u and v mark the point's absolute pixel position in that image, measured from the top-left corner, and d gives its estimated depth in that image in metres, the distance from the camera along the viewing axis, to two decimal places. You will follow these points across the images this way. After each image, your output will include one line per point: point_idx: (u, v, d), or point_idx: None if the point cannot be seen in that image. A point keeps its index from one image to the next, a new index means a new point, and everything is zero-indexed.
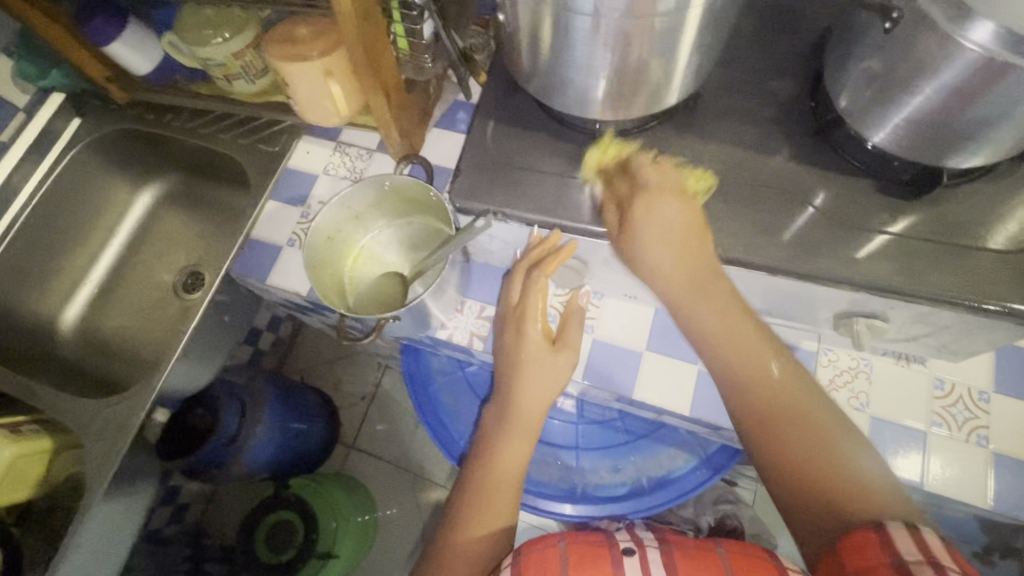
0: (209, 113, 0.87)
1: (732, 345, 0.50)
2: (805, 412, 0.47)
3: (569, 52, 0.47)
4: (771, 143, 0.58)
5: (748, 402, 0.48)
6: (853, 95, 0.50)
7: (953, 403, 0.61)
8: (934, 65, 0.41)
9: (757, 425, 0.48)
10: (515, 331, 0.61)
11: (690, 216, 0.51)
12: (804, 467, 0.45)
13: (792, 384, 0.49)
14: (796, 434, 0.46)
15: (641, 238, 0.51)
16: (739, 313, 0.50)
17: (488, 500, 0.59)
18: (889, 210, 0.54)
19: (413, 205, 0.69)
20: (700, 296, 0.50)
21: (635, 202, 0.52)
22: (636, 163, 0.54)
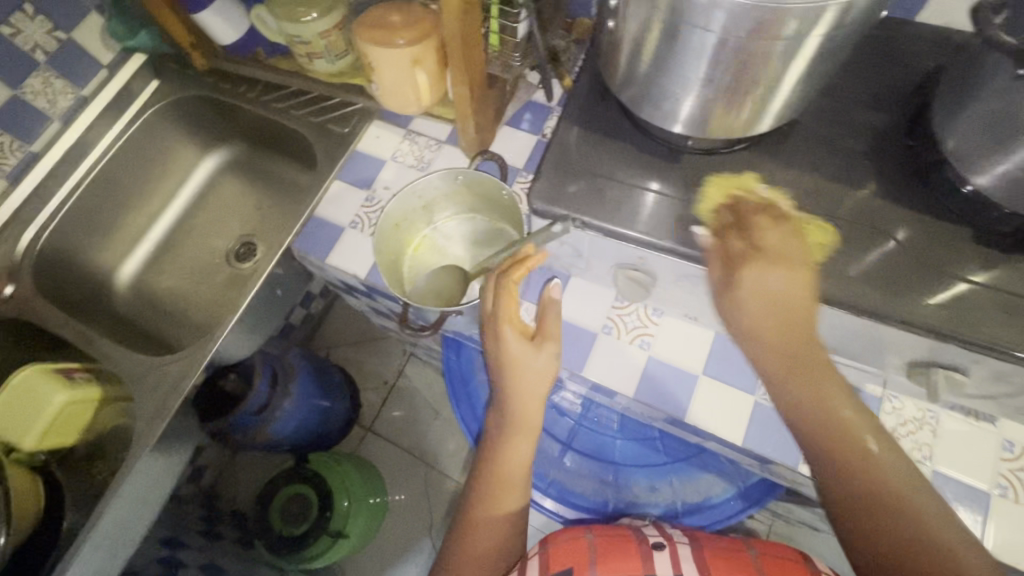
0: (283, 88, 0.88)
1: (827, 423, 0.46)
2: (907, 480, 0.44)
3: (676, 65, 0.46)
4: (859, 176, 0.57)
5: (840, 473, 0.46)
6: (963, 136, 0.48)
7: (1022, 467, 0.58)
8: None
9: (838, 499, 0.46)
10: (494, 335, 0.56)
11: (808, 289, 0.47)
12: (883, 534, 0.43)
13: (886, 459, 0.45)
14: (874, 506, 0.44)
15: (742, 301, 0.48)
16: (835, 383, 0.47)
17: (496, 500, 0.58)
18: (979, 260, 0.52)
19: (483, 201, 0.70)
20: (797, 370, 0.47)
21: (744, 266, 0.48)
22: (753, 219, 0.50)
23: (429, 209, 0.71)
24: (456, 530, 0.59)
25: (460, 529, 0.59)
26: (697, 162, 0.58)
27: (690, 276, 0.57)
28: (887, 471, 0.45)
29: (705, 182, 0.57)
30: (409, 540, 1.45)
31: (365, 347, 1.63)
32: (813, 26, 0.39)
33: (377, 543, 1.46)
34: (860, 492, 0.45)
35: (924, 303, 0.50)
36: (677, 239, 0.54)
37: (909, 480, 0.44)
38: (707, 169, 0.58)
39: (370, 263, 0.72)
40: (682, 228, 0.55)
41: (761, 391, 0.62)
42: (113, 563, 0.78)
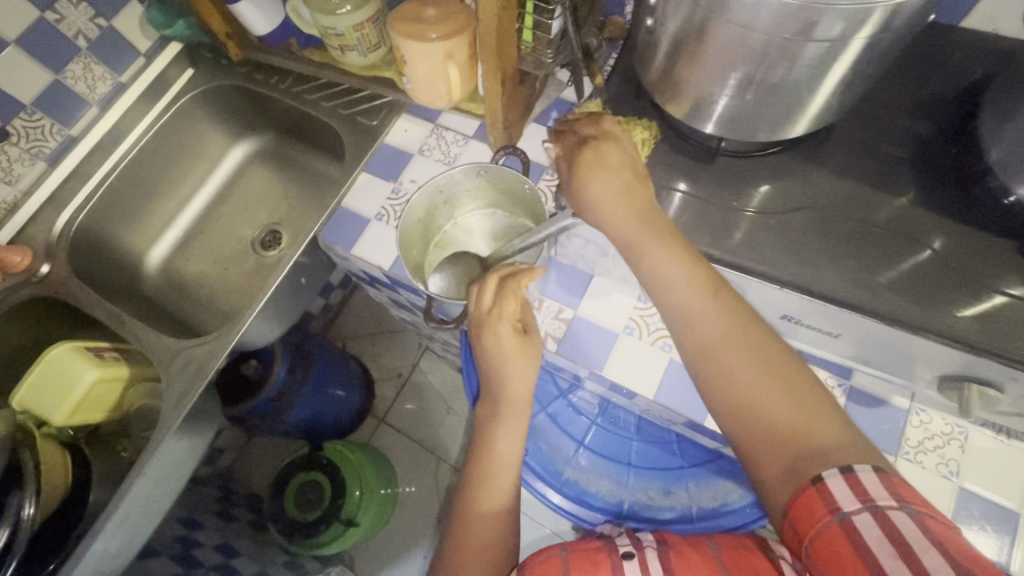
0: (314, 80, 0.90)
1: (679, 294, 0.46)
2: (756, 329, 0.44)
3: (715, 66, 0.46)
4: (897, 184, 0.55)
5: (692, 331, 0.46)
6: (1011, 146, 0.47)
7: None
8: None
9: (703, 366, 0.45)
10: (488, 332, 0.56)
11: (631, 163, 0.50)
12: (746, 390, 0.43)
13: (728, 312, 0.45)
14: (736, 374, 0.43)
15: (590, 179, 0.50)
16: (679, 246, 0.47)
17: (479, 488, 0.55)
18: (1021, 274, 0.50)
19: (505, 196, 0.71)
20: (638, 235, 0.48)
21: (585, 156, 0.50)
22: (584, 123, 0.53)
23: (453, 202, 0.72)
24: (450, 536, 0.55)
25: (455, 532, 0.55)
26: (727, 164, 0.57)
27: None
28: (732, 330, 0.44)
29: (736, 186, 0.57)
30: (419, 531, 1.47)
31: (382, 339, 1.65)
32: (863, 28, 0.39)
33: (387, 533, 1.48)
34: (718, 347, 0.44)
35: (958, 316, 0.49)
36: (704, 242, 0.54)
37: (761, 339, 0.44)
38: (740, 171, 0.57)
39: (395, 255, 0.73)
40: (709, 230, 0.55)
41: None
42: (136, 538, 0.80)
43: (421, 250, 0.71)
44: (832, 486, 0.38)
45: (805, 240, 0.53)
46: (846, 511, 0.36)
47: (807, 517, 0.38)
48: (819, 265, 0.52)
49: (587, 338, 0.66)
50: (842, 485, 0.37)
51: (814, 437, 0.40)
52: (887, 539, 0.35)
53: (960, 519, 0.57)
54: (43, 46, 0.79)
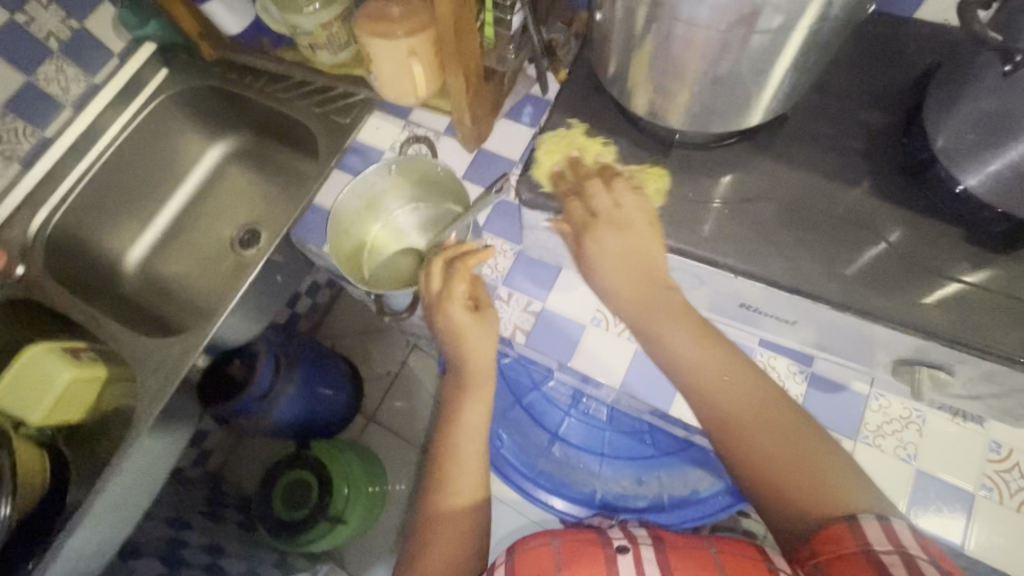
0: (288, 79, 0.90)
1: (701, 369, 0.51)
2: (769, 393, 0.50)
3: (662, 59, 0.47)
4: (852, 174, 0.56)
5: (713, 401, 0.50)
6: (954, 135, 0.48)
7: (1008, 469, 0.57)
8: None
9: (730, 435, 0.49)
10: (440, 314, 0.60)
11: (646, 240, 0.54)
12: (768, 453, 0.47)
13: (744, 381, 0.50)
14: (763, 442, 0.48)
15: (598, 260, 0.55)
16: (693, 318, 0.53)
17: (444, 480, 0.58)
18: (969, 260, 0.51)
19: (425, 189, 0.70)
20: (654, 311, 0.53)
21: (593, 232, 0.54)
22: (589, 187, 0.56)
23: (375, 206, 0.71)
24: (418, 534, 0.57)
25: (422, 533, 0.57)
26: (685, 156, 0.58)
27: (680, 268, 0.57)
28: (747, 397, 0.50)
29: (694, 178, 0.57)
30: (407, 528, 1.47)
31: (369, 337, 1.65)
32: (797, 18, 0.40)
33: (376, 531, 1.48)
34: (738, 415, 0.49)
35: (922, 302, 0.50)
36: (664, 233, 0.55)
37: (775, 403, 0.49)
38: (697, 162, 0.58)
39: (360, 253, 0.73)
40: (670, 221, 0.56)
41: None
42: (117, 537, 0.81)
43: (357, 253, 0.72)
44: (867, 530, 0.42)
45: (760, 229, 0.54)
46: (878, 549, 0.40)
47: (834, 554, 0.42)
48: (770, 255, 0.53)
49: (552, 331, 0.67)
50: (878, 530, 0.41)
51: (843, 491, 0.44)
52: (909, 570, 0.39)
53: (916, 501, 0.58)
54: (16, 48, 0.79)
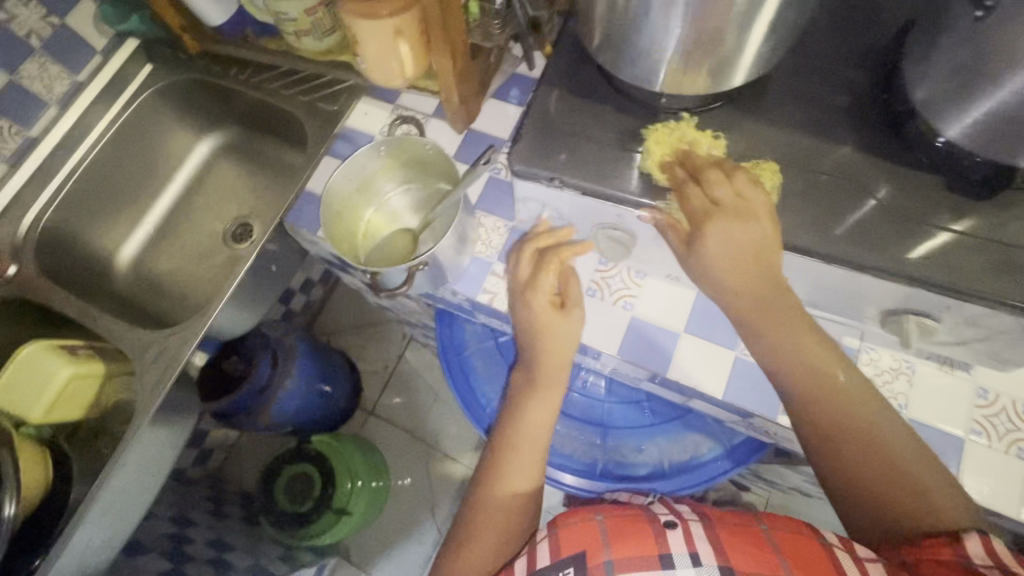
0: (275, 69, 0.90)
1: (806, 377, 0.53)
2: (868, 408, 0.52)
3: (645, 21, 0.48)
4: (837, 134, 0.57)
5: (814, 410, 0.53)
6: (931, 87, 0.49)
7: (995, 413, 0.58)
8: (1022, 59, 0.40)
9: (825, 442, 0.52)
10: (523, 301, 0.64)
11: (767, 240, 0.52)
12: (863, 463, 0.50)
13: (857, 392, 0.53)
14: (864, 452, 0.51)
15: (710, 248, 0.53)
16: (803, 325, 0.54)
17: (503, 457, 0.62)
18: (951, 210, 0.53)
19: (415, 167, 0.70)
20: (766, 314, 0.55)
21: (711, 223, 0.52)
22: (706, 174, 0.54)
23: (368, 188, 0.72)
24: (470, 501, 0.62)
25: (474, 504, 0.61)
26: (672, 122, 0.59)
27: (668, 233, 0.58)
28: (857, 408, 0.52)
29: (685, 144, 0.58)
30: (412, 520, 1.48)
31: (366, 332, 1.65)
32: None
33: (382, 523, 1.49)
34: (837, 424, 0.52)
35: (909, 257, 0.51)
36: (654, 196, 0.56)
37: (876, 420, 0.52)
38: (683, 127, 0.59)
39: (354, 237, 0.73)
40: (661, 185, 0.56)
41: (741, 346, 0.63)
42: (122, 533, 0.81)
43: (352, 238, 0.72)
44: (968, 544, 0.42)
45: (748, 187, 0.55)
46: (979, 564, 0.41)
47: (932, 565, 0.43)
48: (758, 211, 0.54)
49: None
50: (978, 545, 0.42)
51: (948, 509, 0.46)
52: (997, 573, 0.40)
53: None
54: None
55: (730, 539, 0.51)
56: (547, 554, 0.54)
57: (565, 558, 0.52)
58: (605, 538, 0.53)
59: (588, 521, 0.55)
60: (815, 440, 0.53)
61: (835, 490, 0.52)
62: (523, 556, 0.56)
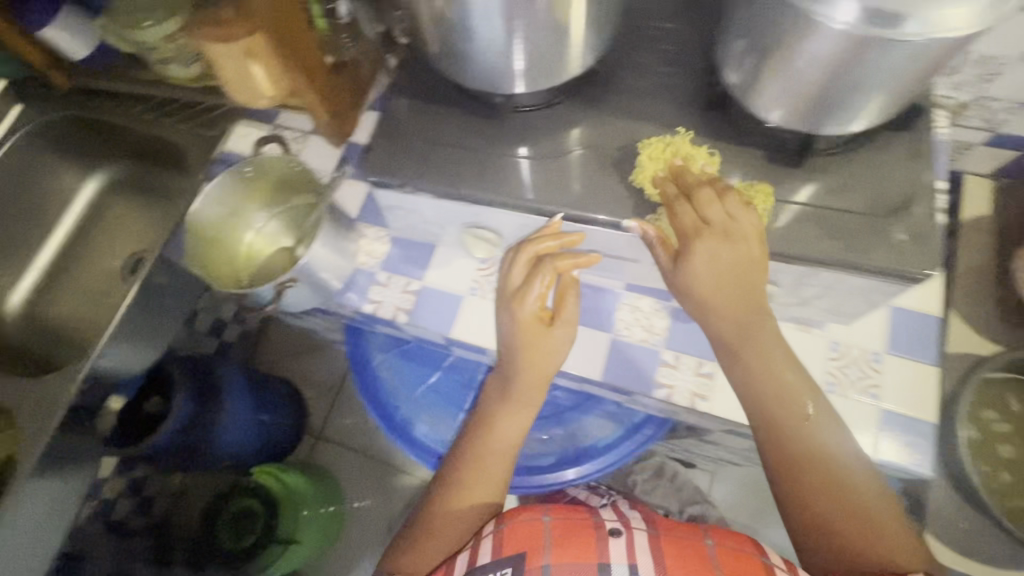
0: (152, 99, 0.88)
1: (781, 406, 0.54)
2: (832, 443, 0.55)
3: (461, 25, 0.49)
4: (674, 117, 0.59)
5: (783, 441, 0.55)
6: (738, 68, 0.53)
7: (846, 364, 0.61)
8: (798, 39, 0.45)
9: (790, 474, 0.55)
10: (510, 311, 0.59)
11: (752, 265, 0.52)
12: (823, 494, 0.53)
13: (822, 423, 0.55)
14: (818, 481, 0.54)
15: (698, 268, 0.52)
16: (779, 356, 0.55)
17: (477, 467, 0.63)
18: (778, 178, 0.55)
19: (286, 186, 0.70)
20: (746, 341, 0.54)
21: (699, 243, 0.51)
22: (698, 192, 0.52)
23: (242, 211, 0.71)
24: (431, 507, 0.63)
25: (433, 510, 0.63)
26: (514, 118, 0.60)
27: (528, 226, 0.60)
28: (819, 436, 0.55)
29: (535, 139, 0.60)
30: (369, 539, 1.46)
31: (304, 355, 1.63)
32: None
33: (339, 547, 1.47)
34: (803, 456, 0.54)
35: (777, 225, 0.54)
36: (506, 193, 0.57)
37: (840, 455, 0.55)
38: (528, 126, 0.60)
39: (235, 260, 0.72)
40: (512, 181, 0.58)
41: (616, 328, 0.65)
42: None
43: (232, 262, 0.71)
44: None
45: (594, 177, 0.57)
46: None
47: None
48: (596, 199, 0.56)
49: (431, 306, 0.69)
50: None
51: (885, 538, 0.52)
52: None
53: None
54: None
55: (672, 551, 0.55)
56: (491, 550, 0.56)
57: (508, 557, 0.55)
58: (549, 541, 0.56)
59: (534, 522, 0.58)
60: (780, 471, 0.55)
61: (790, 515, 0.55)
62: (467, 552, 0.58)
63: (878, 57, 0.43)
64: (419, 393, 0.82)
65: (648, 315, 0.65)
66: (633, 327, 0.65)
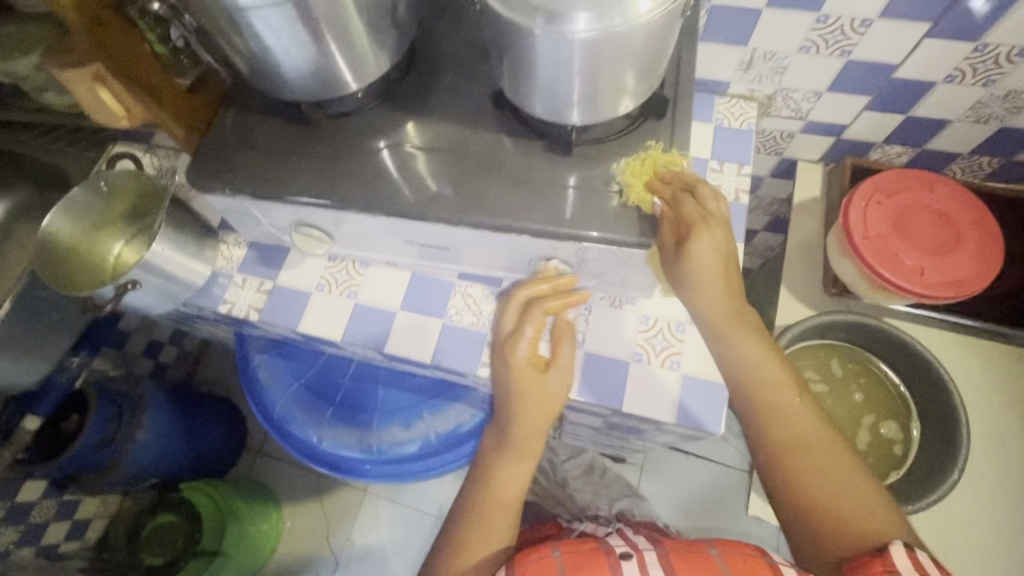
0: (44, 128, 0.94)
1: (766, 392, 0.56)
2: (824, 432, 0.54)
3: (241, 45, 0.54)
4: (479, 114, 0.64)
5: (765, 429, 0.55)
6: (503, 75, 0.56)
7: (653, 334, 0.66)
8: (523, 48, 0.49)
9: (779, 462, 0.54)
10: (502, 357, 0.61)
11: (732, 257, 0.57)
12: (809, 480, 0.52)
13: (808, 412, 0.55)
14: (805, 469, 0.53)
15: (703, 249, 0.54)
16: (762, 346, 0.57)
17: (485, 514, 0.57)
18: (562, 167, 0.60)
19: (140, 200, 0.76)
20: (732, 334, 0.57)
21: (699, 232, 0.54)
22: (697, 191, 0.57)
23: (97, 227, 0.75)
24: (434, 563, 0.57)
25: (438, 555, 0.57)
26: (330, 124, 0.64)
27: (339, 220, 0.64)
28: (807, 427, 0.54)
29: (348, 142, 0.64)
30: (309, 552, 1.47)
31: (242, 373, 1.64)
32: None
33: (279, 561, 1.47)
34: (788, 442, 0.54)
35: (611, 206, 0.57)
36: (311, 192, 0.61)
37: (829, 441, 0.54)
38: (346, 130, 0.64)
39: (89, 271, 0.73)
40: (319, 180, 0.62)
41: (448, 313, 0.70)
42: None
43: (99, 270, 0.74)
44: (894, 557, 0.45)
45: (426, 173, 0.61)
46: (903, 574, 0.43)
47: None
48: (403, 193, 0.60)
49: (283, 303, 0.73)
50: (903, 556, 0.45)
51: (879, 523, 0.49)
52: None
53: (586, 382, 0.65)
54: None
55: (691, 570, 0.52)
56: None
57: None
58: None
59: (544, 560, 0.53)
60: (770, 459, 0.55)
61: (785, 508, 0.53)
62: None
63: (600, 57, 0.47)
64: (295, 389, 0.85)
65: (477, 300, 0.71)
66: (463, 311, 0.70)
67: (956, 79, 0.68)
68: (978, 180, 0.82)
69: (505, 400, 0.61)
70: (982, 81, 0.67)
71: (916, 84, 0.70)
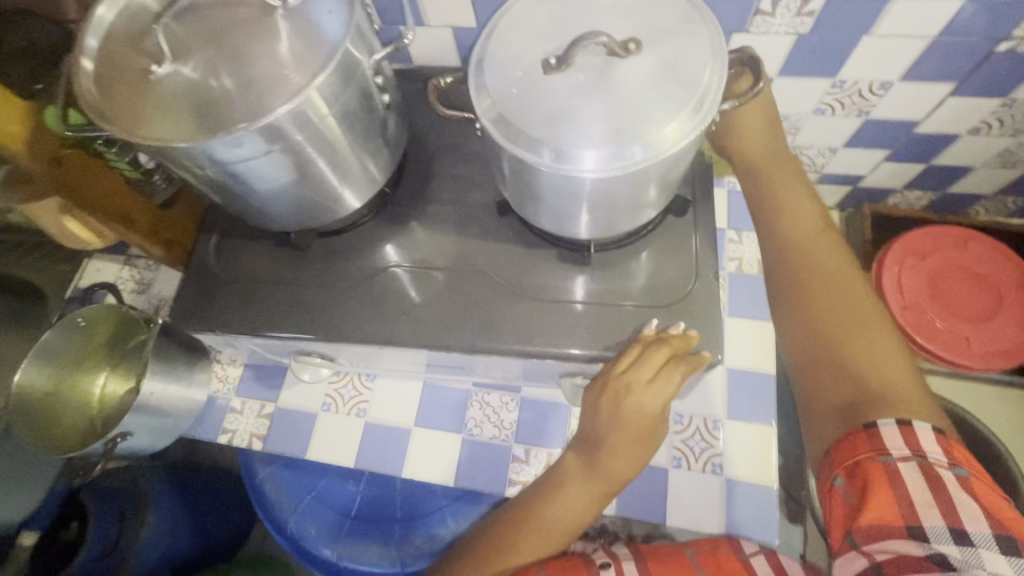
0: (14, 241, 0.88)
1: (801, 242, 0.54)
2: (860, 300, 0.50)
3: (215, 189, 0.49)
4: (487, 218, 0.59)
5: (792, 288, 0.53)
6: (508, 190, 0.51)
7: (690, 435, 0.62)
8: (533, 178, 0.44)
9: (804, 317, 0.51)
10: (602, 382, 0.52)
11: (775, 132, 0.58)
12: (832, 343, 0.48)
13: (851, 290, 0.51)
14: (828, 327, 0.49)
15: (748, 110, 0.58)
16: (802, 200, 0.56)
17: (525, 527, 0.54)
18: (582, 277, 0.55)
19: (122, 329, 0.70)
20: (773, 192, 0.57)
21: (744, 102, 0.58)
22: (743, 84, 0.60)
23: (82, 365, 0.70)
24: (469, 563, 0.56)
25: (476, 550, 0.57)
26: (320, 245, 0.59)
27: (344, 349, 0.58)
28: (835, 268, 0.52)
29: (347, 265, 0.58)
30: None
31: None
32: (289, 142, 0.43)
33: None
34: (814, 298, 0.51)
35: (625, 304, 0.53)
36: (311, 328, 0.56)
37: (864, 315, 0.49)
38: (340, 251, 0.59)
39: (80, 415, 0.69)
40: (318, 314, 0.56)
41: (468, 427, 0.65)
42: None
43: (84, 408, 0.69)
44: (886, 436, 0.41)
45: (438, 293, 0.56)
46: (894, 456, 0.40)
47: (851, 458, 0.42)
48: (400, 322, 0.55)
49: (288, 428, 0.68)
50: (897, 436, 0.41)
51: (892, 392, 0.44)
52: (949, 540, 0.36)
53: (623, 494, 0.61)
54: None
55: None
56: None
57: None
58: None
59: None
60: (788, 293, 0.53)
61: (795, 360, 0.50)
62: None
63: (619, 184, 0.42)
64: (308, 504, 0.79)
65: (497, 409, 0.66)
66: (483, 423, 0.65)
67: (982, 131, 0.64)
68: (1002, 219, 0.78)
69: (591, 416, 0.53)
70: (1009, 132, 0.63)
71: (940, 138, 0.66)
